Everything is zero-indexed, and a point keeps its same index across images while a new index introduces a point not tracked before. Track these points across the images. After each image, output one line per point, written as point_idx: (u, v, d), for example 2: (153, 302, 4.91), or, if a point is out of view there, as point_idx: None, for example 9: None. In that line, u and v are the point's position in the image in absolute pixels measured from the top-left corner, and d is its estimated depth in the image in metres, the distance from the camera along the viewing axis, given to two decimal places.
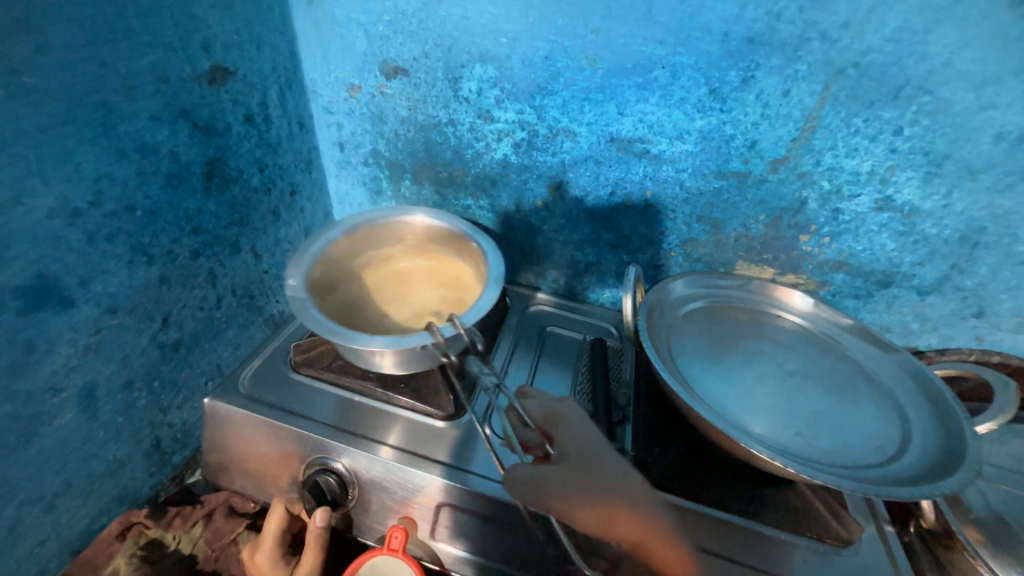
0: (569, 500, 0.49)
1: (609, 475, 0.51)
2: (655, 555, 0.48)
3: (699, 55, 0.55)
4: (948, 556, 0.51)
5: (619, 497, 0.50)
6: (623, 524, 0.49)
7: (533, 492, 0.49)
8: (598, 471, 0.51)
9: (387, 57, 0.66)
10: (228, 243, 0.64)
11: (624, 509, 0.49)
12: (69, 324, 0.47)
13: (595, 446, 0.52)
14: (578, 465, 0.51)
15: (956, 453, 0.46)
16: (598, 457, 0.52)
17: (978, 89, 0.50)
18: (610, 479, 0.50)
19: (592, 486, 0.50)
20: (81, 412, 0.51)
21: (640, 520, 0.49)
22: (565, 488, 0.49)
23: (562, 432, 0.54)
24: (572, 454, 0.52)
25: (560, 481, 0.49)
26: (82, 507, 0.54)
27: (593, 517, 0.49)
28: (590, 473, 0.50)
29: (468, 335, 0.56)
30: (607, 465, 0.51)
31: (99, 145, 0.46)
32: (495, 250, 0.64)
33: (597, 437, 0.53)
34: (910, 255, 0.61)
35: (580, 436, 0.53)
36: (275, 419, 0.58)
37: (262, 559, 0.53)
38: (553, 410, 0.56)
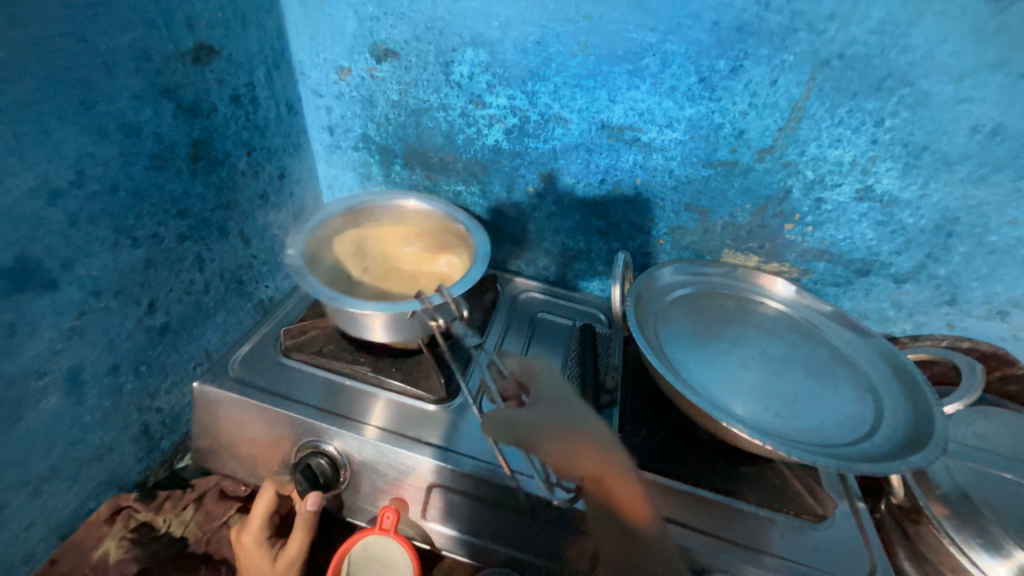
0: (535, 434, 0.56)
1: (571, 417, 0.58)
2: (612, 489, 0.53)
3: (689, 43, 0.56)
4: (915, 529, 0.53)
5: (581, 437, 0.56)
6: (584, 462, 0.54)
7: (500, 425, 0.57)
8: (562, 414, 0.58)
9: (377, 40, 0.65)
10: (215, 227, 0.63)
11: (584, 446, 0.55)
12: (52, 307, 0.47)
13: (563, 395, 0.61)
14: (545, 407, 0.59)
15: (924, 432, 0.49)
16: (563, 403, 0.59)
17: (956, 82, 0.51)
18: (573, 420, 0.58)
19: (556, 425, 0.57)
20: (66, 396, 0.50)
21: (599, 457, 0.54)
22: (532, 424, 0.57)
23: (534, 385, 0.62)
24: (542, 400, 0.60)
25: (528, 421, 0.57)
26: (69, 491, 0.53)
27: (558, 451, 0.55)
28: (555, 413, 0.58)
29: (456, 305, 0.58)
30: (572, 410, 0.59)
31: (80, 123, 0.45)
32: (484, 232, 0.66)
33: (564, 388, 0.62)
34: (888, 244, 0.63)
35: (550, 389, 0.61)
36: (265, 402, 0.58)
37: (248, 539, 0.53)
38: (527, 367, 0.65)
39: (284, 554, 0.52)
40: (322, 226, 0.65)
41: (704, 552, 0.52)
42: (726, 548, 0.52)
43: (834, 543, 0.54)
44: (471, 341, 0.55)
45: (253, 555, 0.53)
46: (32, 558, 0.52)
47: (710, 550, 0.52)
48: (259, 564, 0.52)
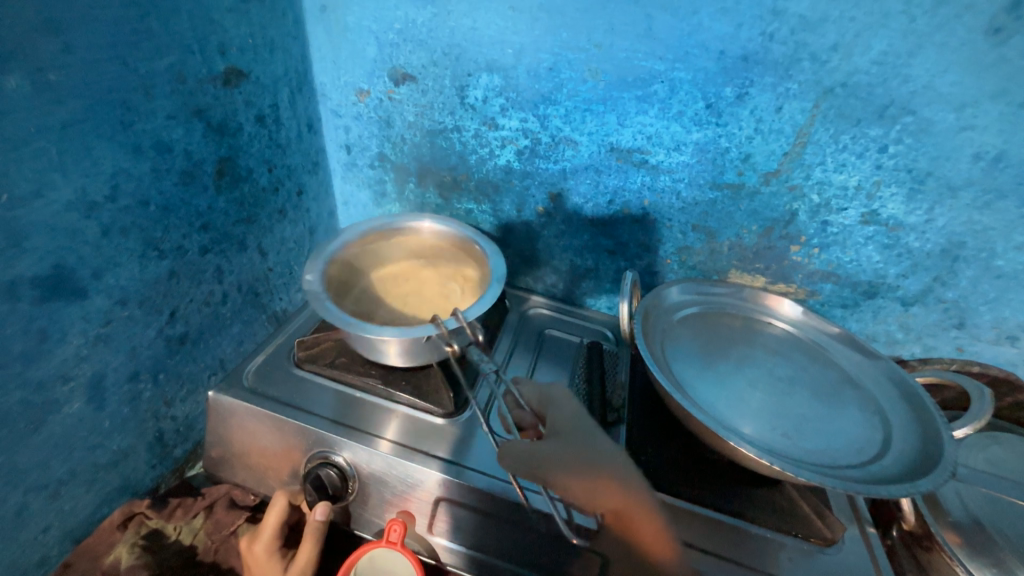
0: (560, 469, 0.51)
1: (592, 450, 0.53)
2: (636, 523, 0.50)
3: (696, 71, 0.58)
4: (926, 557, 0.52)
5: (604, 468, 0.52)
6: (606, 494, 0.51)
7: (528, 457, 0.51)
8: (583, 442, 0.54)
9: (396, 64, 0.68)
10: (235, 240, 0.66)
11: (607, 477, 0.52)
12: (81, 314, 0.49)
13: (585, 425, 0.55)
14: (566, 437, 0.54)
15: (933, 456, 0.48)
16: (584, 431, 0.55)
17: (958, 110, 0.53)
18: (595, 450, 0.53)
19: (580, 454, 0.52)
20: (88, 402, 0.52)
21: (623, 490, 0.51)
22: (557, 457, 0.52)
23: (553, 411, 0.57)
24: (562, 429, 0.55)
25: (552, 453, 0.52)
26: (85, 496, 0.55)
27: (580, 488, 0.51)
28: (578, 443, 0.53)
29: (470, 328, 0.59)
30: (594, 439, 0.54)
31: (117, 141, 0.47)
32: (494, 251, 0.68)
33: (581, 415, 0.57)
34: (895, 267, 0.64)
35: (570, 414, 0.57)
36: (278, 413, 0.59)
37: (259, 549, 0.54)
38: (544, 393, 0.59)
39: (295, 565, 0.53)
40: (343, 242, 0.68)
41: (712, 574, 0.52)
42: (736, 572, 0.52)
43: (845, 569, 0.54)
44: (486, 364, 0.56)
45: (265, 567, 0.53)
46: (46, 562, 0.53)
47: (718, 572, 0.52)
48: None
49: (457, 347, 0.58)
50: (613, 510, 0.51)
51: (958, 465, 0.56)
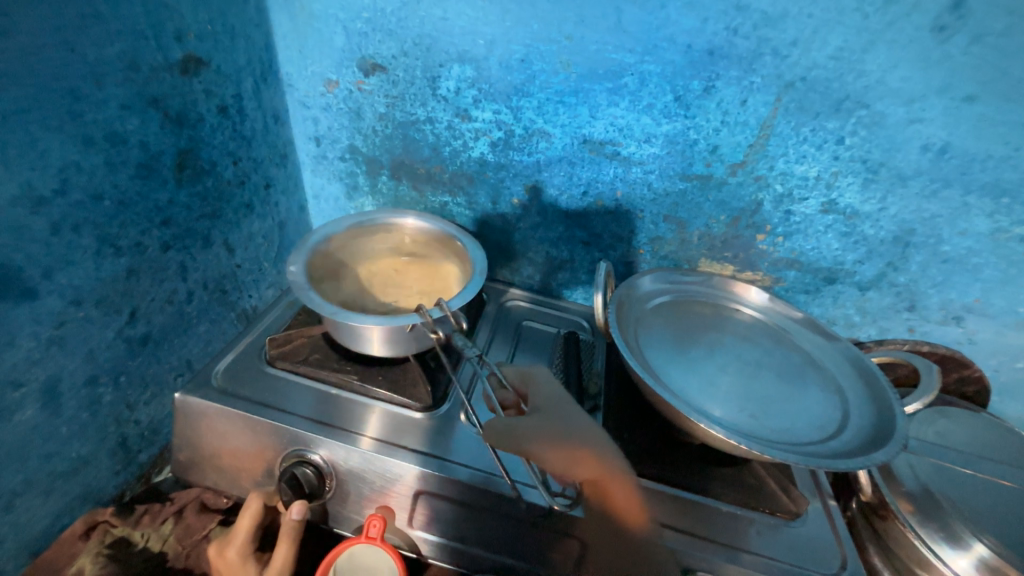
0: (536, 442, 0.51)
1: (573, 426, 0.53)
2: (611, 495, 0.51)
3: (665, 64, 0.59)
4: (882, 525, 0.56)
5: (581, 443, 0.52)
6: (580, 467, 0.51)
7: (506, 429, 0.52)
8: (563, 420, 0.54)
9: (365, 54, 0.67)
10: (199, 236, 0.63)
11: (585, 452, 0.52)
12: (32, 316, 0.46)
13: (566, 405, 0.55)
14: (545, 413, 0.54)
15: (887, 430, 0.52)
16: (565, 408, 0.55)
17: (908, 104, 0.56)
18: (572, 429, 0.53)
19: (558, 429, 0.52)
20: (42, 408, 0.49)
21: (600, 464, 0.52)
22: (535, 430, 0.52)
23: (534, 389, 0.57)
24: (542, 405, 0.55)
25: (529, 427, 0.52)
26: (42, 507, 0.52)
27: (558, 462, 0.51)
28: (558, 421, 0.53)
29: (454, 318, 0.60)
30: (574, 417, 0.54)
31: (66, 132, 0.45)
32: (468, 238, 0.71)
33: (561, 394, 0.57)
34: (852, 254, 0.67)
35: (552, 393, 0.57)
36: (250, 412, 0.57)
37: (232, 555, 0.52)
38: (526, 373, 0.59)
39: (271, 568, 0.52)
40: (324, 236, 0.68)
41: (686, 552, 0.53)
42: (708, 548, 0.54)
43: (808, 540, 0.57)
44: (467, 350, 0.56)
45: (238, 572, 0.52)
46: None
47: (690, 549, 0.54)
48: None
49: (440, 335, 0.59)
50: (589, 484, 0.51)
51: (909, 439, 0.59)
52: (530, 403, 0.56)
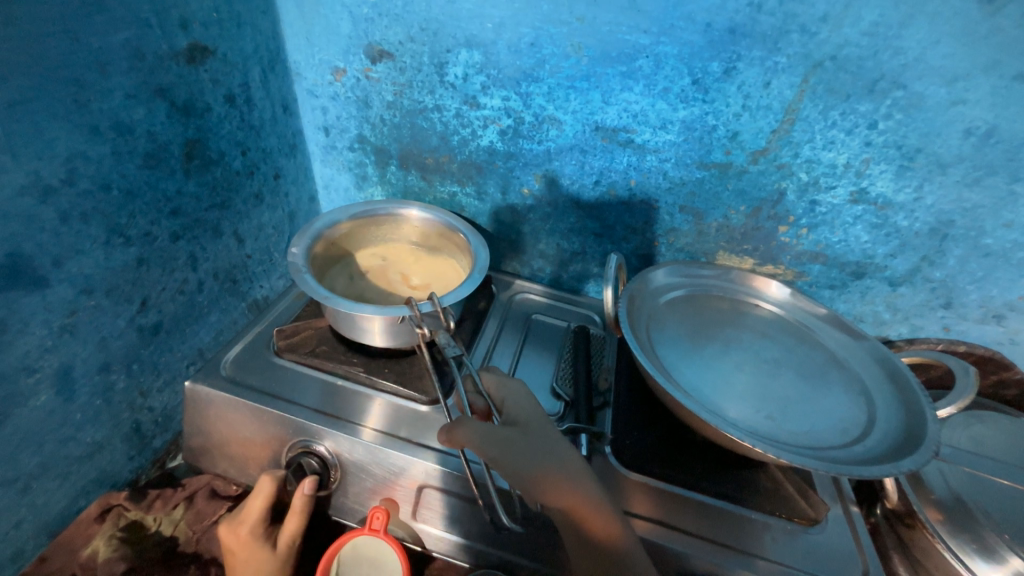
0: (510, 459, 0.49)
1: (549, 446, 0.51)
2: (588, 521, 0.48)
3: (682, 45, 0.56)
4: (908, 533, 0.53)
5: (557, 466, 0.49)
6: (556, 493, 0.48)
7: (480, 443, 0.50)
8: (540, 438, 0.51)
9: (372, 40, 0.65)
10: (209, 226, 0.64)
11: (563, 476, 0.49)
12: (44, 305, 0.47)
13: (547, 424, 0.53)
14: (523, 430, 0.52)
15: (917, 435, 0.48)
16: (544, 426, 0.53)
17: (949, 84, 0.51)
18: (547, 450, 0.50)
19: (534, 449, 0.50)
20: (57, 394, 0.50)
21: (578, 489, 0.48)
22: (509, 449, 0.50)
23: (510, 403, 0.55)
24: (520, 422, 0.53)
25: (504, 442, 0.50)
26: (59, 489, 0.53)
27: (530, 482, 0.49)
28: (535, 440, 0.51)
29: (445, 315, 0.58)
30: (552, 437, 0.52)
31: (73, 122, 0.45)
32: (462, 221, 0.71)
33: (537, 413, 0.55)
34: (883, 247, 0.63)
35: (528, 407, 0.55)
36: (257, 402, 0.58)
37: (245, 534, 0.52)
38: (502, 381, 0.57)
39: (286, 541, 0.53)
40: (334, 226, 0.67)
41: (695, 555, 0.51)
42: (718, 552, 0.52)
43: (829, 547, 0.54)
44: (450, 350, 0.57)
45: (250, 551, 0.52)
46: (21, 556, 0.52)
47: (700, 553, 0.52)
48: (261, 557, 0.52)
49: (426, 330, 0.58)
50: (564, 510, 0.48)
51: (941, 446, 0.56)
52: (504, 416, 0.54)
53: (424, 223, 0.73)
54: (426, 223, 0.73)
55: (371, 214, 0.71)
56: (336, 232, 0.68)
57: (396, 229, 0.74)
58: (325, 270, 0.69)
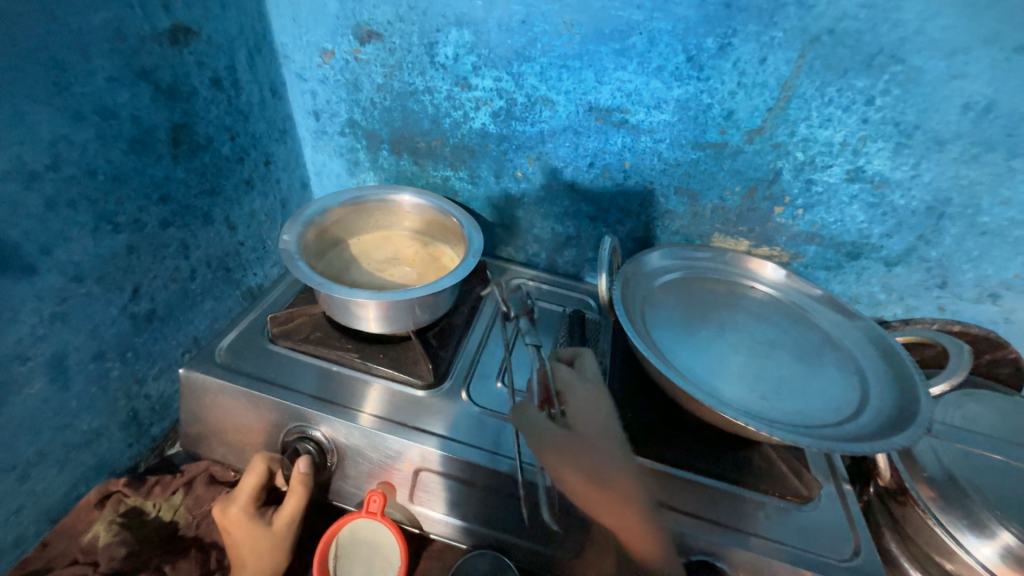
0: (568, 449, 0.53)
1: (597, 440, 0.54)
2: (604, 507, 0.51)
3: (676, 21, 0.55)
4: (900, 511, 0.54)
5: (594, 460, 0.53)
6: (580, 484, 0.51)
7: (555, 455, 0.52)
8: (591, 438, 0.54)
9: (360, 20, 0.64)
10: (199, 213, 0.63)
11: (595, 469, 0.52)
12: (33, 293, 0.46)
13: (599, 420, 0.55)
14: (578, 428, 0.54)
15: (909, 411, 0.48)
16: (597, 429, 0.55)
17: (949, 57, 0.50)
18: (605, 459, 0.53)
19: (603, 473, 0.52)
20: (51, 381, 0.50)
21: (603, 482, 0.52)
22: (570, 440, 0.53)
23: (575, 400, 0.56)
24: (574, 419, 0.55)
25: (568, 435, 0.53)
26: (58, 476, 0.54)
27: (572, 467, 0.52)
28: (585, 439, 0.53)
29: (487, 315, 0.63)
30: (599, 437, 0.54)
31: (55, 105, 0.44)
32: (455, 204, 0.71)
33: (609, 420, 0.55)
34: (879, 227, 0.63)
35: (590, 408, 0.55)
36: (253, 388, 0.58)
37: (236, 513, 0.52)
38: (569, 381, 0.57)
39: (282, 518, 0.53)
40: (328, 211, 0.66)
41: (690, 533, 0.52)
42: (712, 530, 0.53)
43: (820, 524, 0.55)
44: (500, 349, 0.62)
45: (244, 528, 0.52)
46: (22, 542, 0.53)
47: (695, 531, 0.53)
48: (256, 532, 0.52)
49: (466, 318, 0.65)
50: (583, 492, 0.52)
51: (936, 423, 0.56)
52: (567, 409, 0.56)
53: (416, 209, 0.72)
54: (418, 209, 0.72)
55: (365, 200, 0.70)
56: (330, 218, 0.67)
57: (388, 216, 0.73)
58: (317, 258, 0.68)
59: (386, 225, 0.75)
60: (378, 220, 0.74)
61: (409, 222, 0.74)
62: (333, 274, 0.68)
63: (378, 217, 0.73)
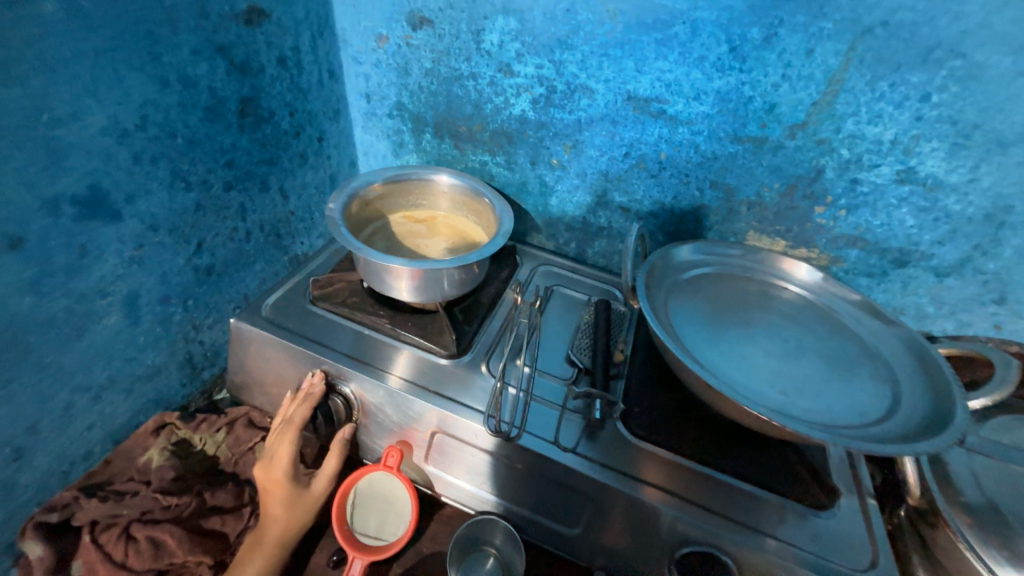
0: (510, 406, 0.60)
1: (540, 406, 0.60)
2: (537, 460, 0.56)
3: (721, 10, 0.54)
4: (931, 533, 0.50)
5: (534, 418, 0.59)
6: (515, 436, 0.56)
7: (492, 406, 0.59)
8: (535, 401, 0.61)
9: (414, 8, 0.68)
10: (258, 180, 0.69)
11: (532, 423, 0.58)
12: (117, 236, 0.53)
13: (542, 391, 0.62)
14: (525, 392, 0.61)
15: (941, 421, 0.46)
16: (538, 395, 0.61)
17: (1016, 53, 0.47)
18: (535, 420, 0.59)
19: (539, 428, 0.58)
20: (125, 317, 0.57)
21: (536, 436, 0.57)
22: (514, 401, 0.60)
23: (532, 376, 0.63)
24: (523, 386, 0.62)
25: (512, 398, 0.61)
26: (124, 403, 0.61)
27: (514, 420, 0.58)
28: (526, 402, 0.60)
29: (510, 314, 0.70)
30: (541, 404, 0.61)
31: (146, 73, 0.50)
32: (490, 188, 0.73)
33: (552, 390, 0.63)
34: (930, 233, 0.59)
35: (540, 381, 0.63)
36: (292, 342, 0.63)
37: (278, 474, 0.57)
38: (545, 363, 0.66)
39: (321, 478, 0.58)
40: (371, 186, 0.71)
41: (690, 522, 0.52)
42: (721, 524, 0.52)
43: (839, 533, 0.53)
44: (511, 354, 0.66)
45: (283, 488, 0.57)
46: (91, 456, 0.60)
47: (699, 522, 0.52)
48: (295, 496, 0.56)
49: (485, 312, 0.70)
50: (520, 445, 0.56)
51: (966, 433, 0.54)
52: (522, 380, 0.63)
53: (454, 190, 0.75)
54: (455, 190, 0.75)
55: (405, 178, 0.74)
56: (373, 192, 0.72)
57: (428, 196, 0.77)
58: (358, 231, 0.73)
59: (426, 205, 0.78)
60: (419, 200, 0.78)
61: (447, 203, 0.78)
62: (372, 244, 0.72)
63: (420, 197, 0.77)
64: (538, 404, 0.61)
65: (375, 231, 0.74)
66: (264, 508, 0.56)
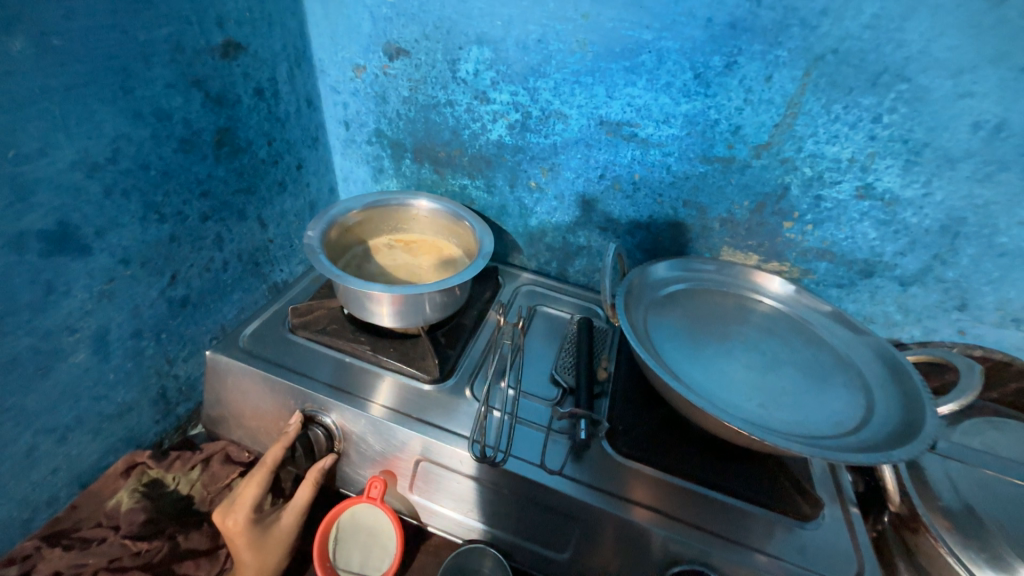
0: (494, 431, 0.59)
1: (526, 428, 0.60)
2: (523, 485, 0.55)
3: (684, 40, 0.57)
4: (913, 539, 0.51)
5: (519, 441, 0.58)
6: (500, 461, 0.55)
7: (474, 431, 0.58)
8: (519, 424, 0.60)
9: (390, 39, 0.69)
10: (235, 210, 0.69)
11: (518, 446, 0.58)
12: (86, 271, 0.52)
13: (527, 412, 0.62)
14: (509, 415, 0.61)
15: (914, 428, 0.47)
16: (523, 418, 0.61)
17: (955, 77, 0.51)
18: (521, 443, 0.58)
19: (525, 452, 0.57)
20: (93, 353, 0.55)
21: (522, 459, 0.56)
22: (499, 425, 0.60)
23: (517, 399, 0.63)
24: (508, 409, 0.62)
25: (497, 421, 0.60)
26: (91, 443, 0.58)
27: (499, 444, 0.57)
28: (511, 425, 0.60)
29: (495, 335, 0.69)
30: (527, 426, 0.60)
31: (119, 107, 0.50)
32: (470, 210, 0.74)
33: (537, 411, 0.62)
34: (892, 245, 0.62)
35: (524, 404, 0.63)
36: (270, 373, 0.62)
37: (236, 523, 0.54)
38: (529, 385, 0.66)
39: (288, 512, 0.56)
40: (350, 213, 0.71)
41: (679, 540, 0.52)
42: (710, 542, 0.52)
43: (825, 544, 0.53)
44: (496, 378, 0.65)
45: (246, 534, 0.54)
46: (55, 502, 0.57)
47: (689, 540, 0.52)
48: (261, 537, 0.54)
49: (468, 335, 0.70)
50: (505, 471, 0.55)
51: (939, 440, 0.56)
52: (507, 403, 0.62)
53: (432, 212, 0.76)
54: (433, 212, 0.76)
55: (385, 203, 0.74)
56: (352, 219, 0.72)
57: (408, 218, 0.78)
58: (337, 257, 0.72)
59: (406, 228, 0.79)
60: (399, 223, 0.78)
61: (427, 225, 0.78)
62: (353, 271, 0.72)
63: (400, 221, 0.78)
64: (523, 427, 0.60)
65: (356, 258, 0.74)
66: (233, 554, 0.54)
